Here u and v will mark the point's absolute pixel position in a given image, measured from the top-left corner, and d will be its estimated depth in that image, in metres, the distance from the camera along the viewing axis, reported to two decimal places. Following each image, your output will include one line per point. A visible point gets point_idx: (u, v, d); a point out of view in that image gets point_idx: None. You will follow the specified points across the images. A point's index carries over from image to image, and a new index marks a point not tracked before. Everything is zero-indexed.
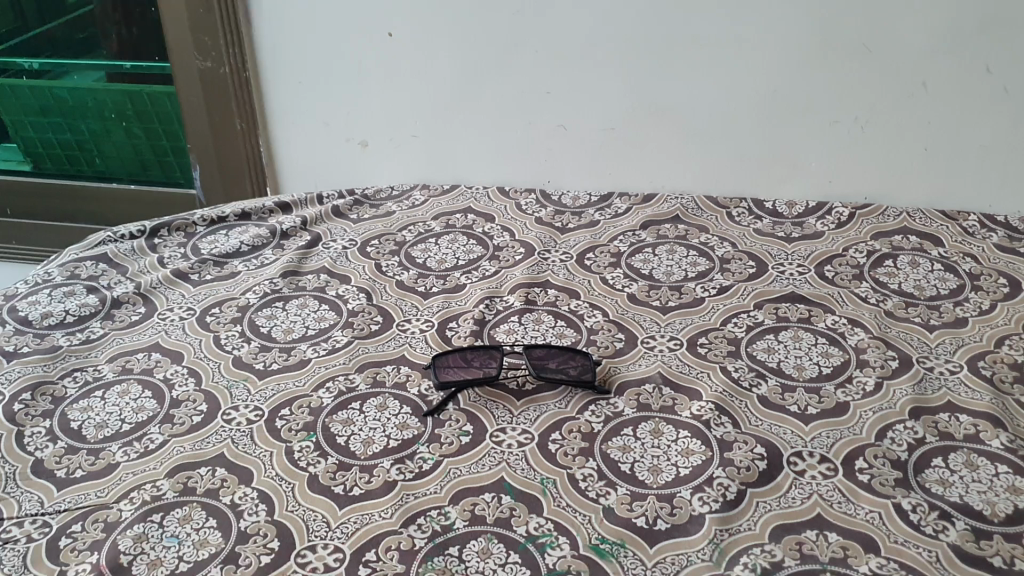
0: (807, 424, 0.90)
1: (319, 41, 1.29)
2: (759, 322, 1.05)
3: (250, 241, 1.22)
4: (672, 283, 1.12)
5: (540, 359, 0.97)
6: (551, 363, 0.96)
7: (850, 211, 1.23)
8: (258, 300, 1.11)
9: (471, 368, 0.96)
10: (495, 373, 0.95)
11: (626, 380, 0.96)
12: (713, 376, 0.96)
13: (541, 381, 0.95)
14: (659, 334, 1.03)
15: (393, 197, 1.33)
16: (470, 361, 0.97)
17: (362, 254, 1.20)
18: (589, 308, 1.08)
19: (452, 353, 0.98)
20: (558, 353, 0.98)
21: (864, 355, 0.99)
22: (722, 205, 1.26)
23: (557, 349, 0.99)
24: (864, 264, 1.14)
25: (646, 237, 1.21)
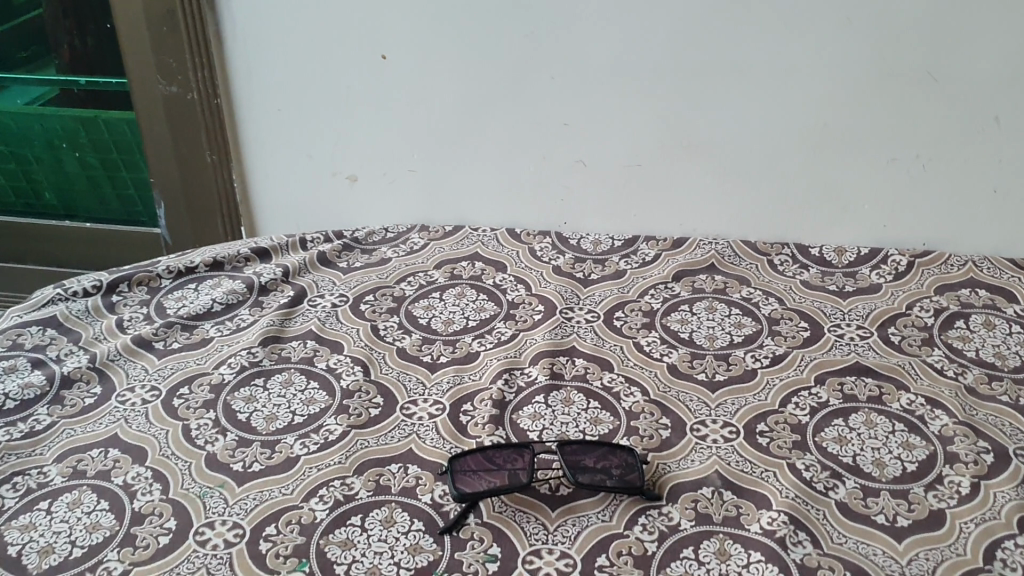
0: (900, 542, 0.75)
1: (301, 64, 1.12)
2: (823, 402, 0.90)
3: (223, 298, 1.05)
4: (718, 350, 0.97)
5: (575, 457, 0.82)
6: (587, 462, 0.82)
7: (909, 259, 1.09)
8: (234, 377, 0.94)
9: (496, 474, 0.80)
10: (527, 481, 0.80)
11: (679, 482, 0.82)
12: (780, 476, 0.82)
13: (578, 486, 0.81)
14: (711, 420, 0.88)
15: (387, 240, 1.17)
16: (496, 464, 0.81)
17: (354, 314, 1.03)
18: (625, 384, 0.92)
19: (473, 453, 0.82)
20: (599, 451, 0.83)
21: (951, 447, 0.85)
22: (761, 252, 1.12)
23: (595, 443, 0.84)
24: (933, 325, 1.00)
25: (680, 291, 1.06)
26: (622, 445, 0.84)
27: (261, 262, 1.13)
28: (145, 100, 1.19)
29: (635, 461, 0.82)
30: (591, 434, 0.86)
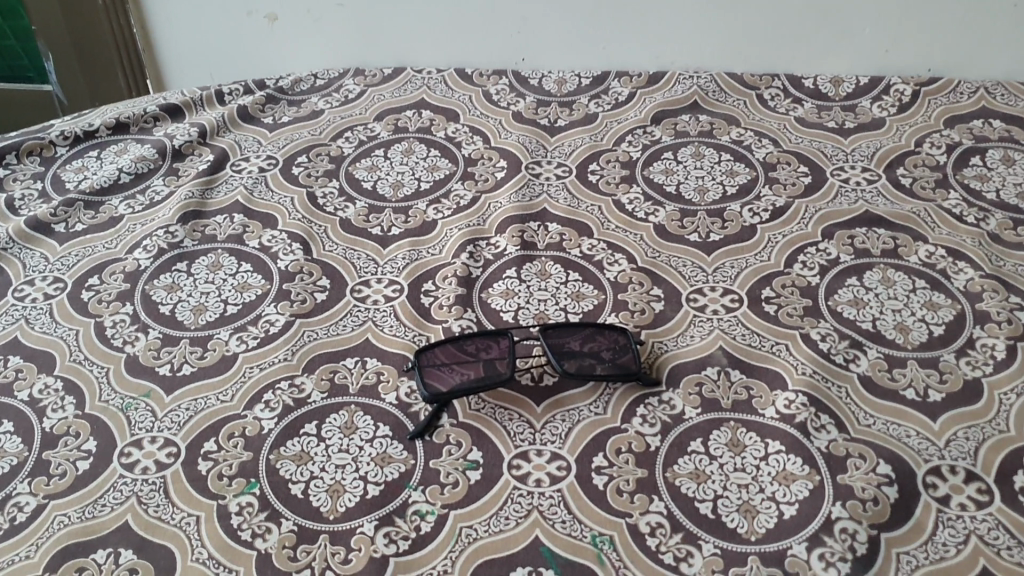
0: (934, 420, 0.67)
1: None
2: (834, 260, 0.79)
3: (132, 167, 0.90)
4: (710, 206, 0.85)
5: (559, 342, 0.71)
6: (573, 347, 0.71)
7: (914, 88, 0.97)
8: (153, 262, 0.80)
9: (472, 367, 0.69)
10: (508, 373, 0.68)
11: (679, 364, 0.71)
12: (794, 349, 0.72)
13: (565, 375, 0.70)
14: (708, 288, 0.78)
15: (317, 89, 1.01)
16: (471, 357, 0.70)
17: (287, 180, 0.89)
18: (608, 251, 0.81)
19: (444, 346, 0.71)
20: (588, 335, 0.72)
21: (980, 305, 0.75)
22: (748, 85, 0.99)
23: (579, 325, 0.73)
24: (946, 164, 0.89)
25: (661, 136, 0.94)
26: (613, 326, 0.73)
27: (173, 121, 0.97)
28: None
29: (629, 343, 0.72)
30: (574, 312, 0.76)
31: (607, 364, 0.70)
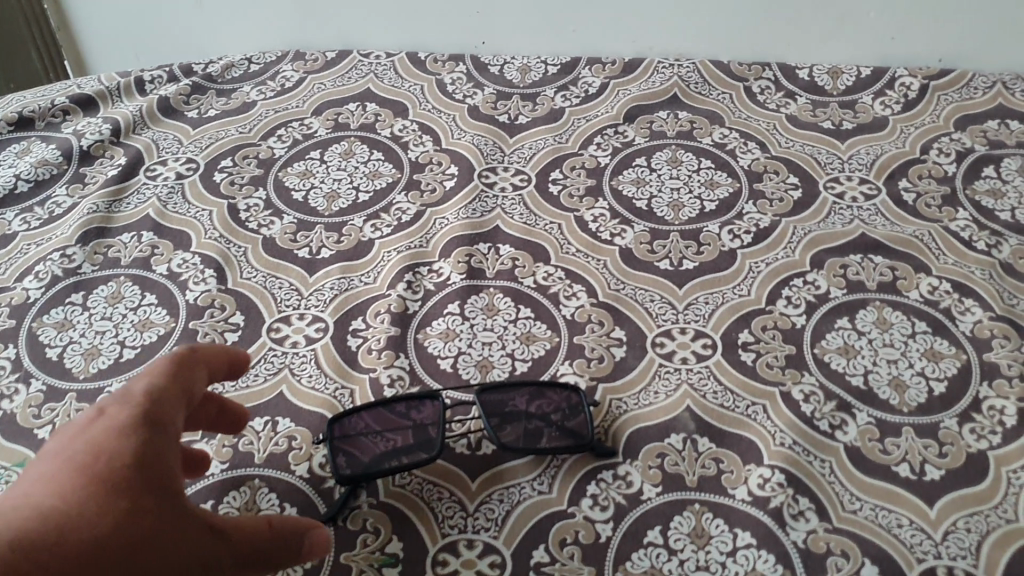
0: (931, 506, 0.57)
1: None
2: (823, 296, 0.69)
3: (32, 173, 0.79)
4: (685, 225, 0.75)
5: (498, 404, 0.62)
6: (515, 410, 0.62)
7: (921, 81, 0.86)
8: (44, 292, 0.70)
9: (396, 440, 0.60)
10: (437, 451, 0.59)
11: (638, 428, 0.62)
12: (772, 412, 0.62)
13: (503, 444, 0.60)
14: (678, 330, 0.68)
15: (252, 75, 0.90)
16: (395, 427, 0.61)
17: (208, 190, 0.78)
18: (566, 281, 0.71)
19: (364, 409, 0.62)
20: (533, 395, 0.63)
21: (988, 355, 0.65)
22: (735, 75, 0.89)
23: (519, 382, 0.64)
24: (955, 175, 0.78)
25: (635, 138, 0.83)
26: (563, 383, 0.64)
27: (85, 114, 0.86)
28: None
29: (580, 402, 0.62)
30: (522, 359, 0.66)
31: (554, 433, 0.61)
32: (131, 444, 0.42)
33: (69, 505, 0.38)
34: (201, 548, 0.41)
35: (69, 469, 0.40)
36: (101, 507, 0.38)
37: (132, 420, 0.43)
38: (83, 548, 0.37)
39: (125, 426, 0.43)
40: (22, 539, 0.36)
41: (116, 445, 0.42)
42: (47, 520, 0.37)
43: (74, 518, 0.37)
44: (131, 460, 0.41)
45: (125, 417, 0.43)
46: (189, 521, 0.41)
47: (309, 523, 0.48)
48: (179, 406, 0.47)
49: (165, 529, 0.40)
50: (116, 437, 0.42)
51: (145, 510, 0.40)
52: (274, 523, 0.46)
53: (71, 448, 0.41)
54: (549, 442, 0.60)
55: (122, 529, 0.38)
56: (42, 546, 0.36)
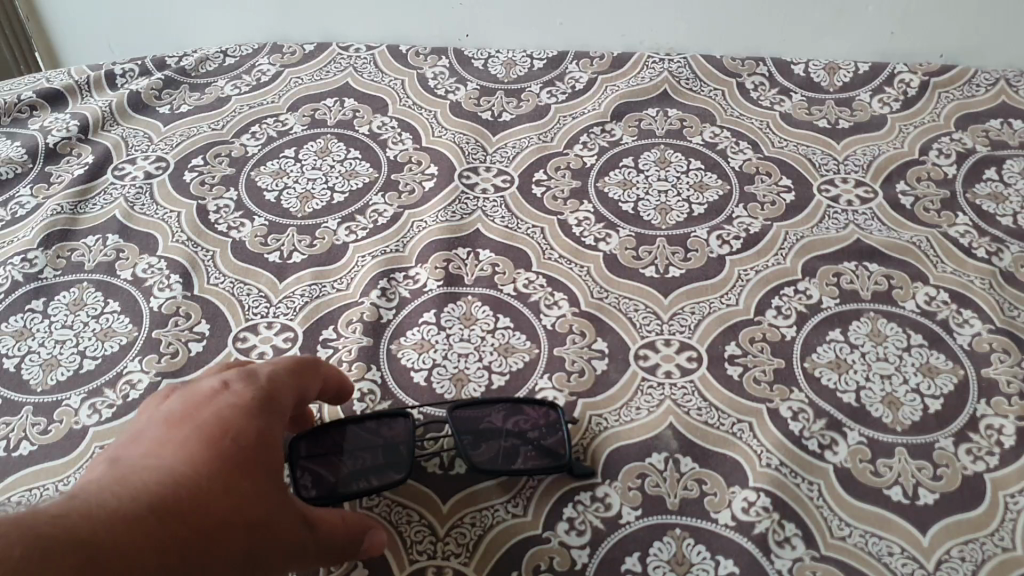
0: (925, 533, 0.54)
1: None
2: (815, 306, 0.66)
3: None
4: (672, 230, 0.72)
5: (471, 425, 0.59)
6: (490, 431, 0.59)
7: (921, 78, 0.83)
8: (4, 299, 0.67)
9: (364, 461, 0.57)
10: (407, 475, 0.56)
11: (618, 447, 0.59)
12: (759, 431, 0.59)
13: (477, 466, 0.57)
14: (662, 342, 0.65)
15: (227, 69, 0.87)
16: (365, 446, 0.58)
17: (178, 190, 0.75)
18: (547, 289, 0.68)
19: (331, 425, 0.58)
20: (511, 412, 0.60)
21: (987, 370, 0.62)
22: (728, 71, 0.86)
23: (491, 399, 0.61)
24: (955, 177, 0.75)
25: (623, 136, 0.80)
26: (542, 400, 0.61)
27: (53, 109, 0.83)
28: None
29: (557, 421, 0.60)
30: (499, 372, 0.63)
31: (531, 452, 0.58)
32: (253, 428, 0.47)
33: (199, 472, 0.43)
34: (297, 531, 0.46)
35: (197, 442, 0.44)
36: (227, 480, 0.43)
37: (253, 405, 0.48)
38: (210, 516, 0.41)
39: (245, 408, 0.48)
40: (161, 499, 0.40)
41: (237, 426, 0.46)
42: (180, 484, 0.41)
43: (204, 485, 0.42)
44: (255, 441, 0.46)
45: (246, 401, 0.48)
46: (292, 505, 0.46)
47: (368, 531, 0.51)
48: (291, 399, 0.52)
49: (275, 509, 0.45)
50: (244, 416, 0.47)
51: (263, 490, 0.44)
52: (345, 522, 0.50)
53: (197, 425, 0.46)
54: (526, 462, 0.57)
55: (243, 503, 0.43)
56: (177, 509, 0.40)
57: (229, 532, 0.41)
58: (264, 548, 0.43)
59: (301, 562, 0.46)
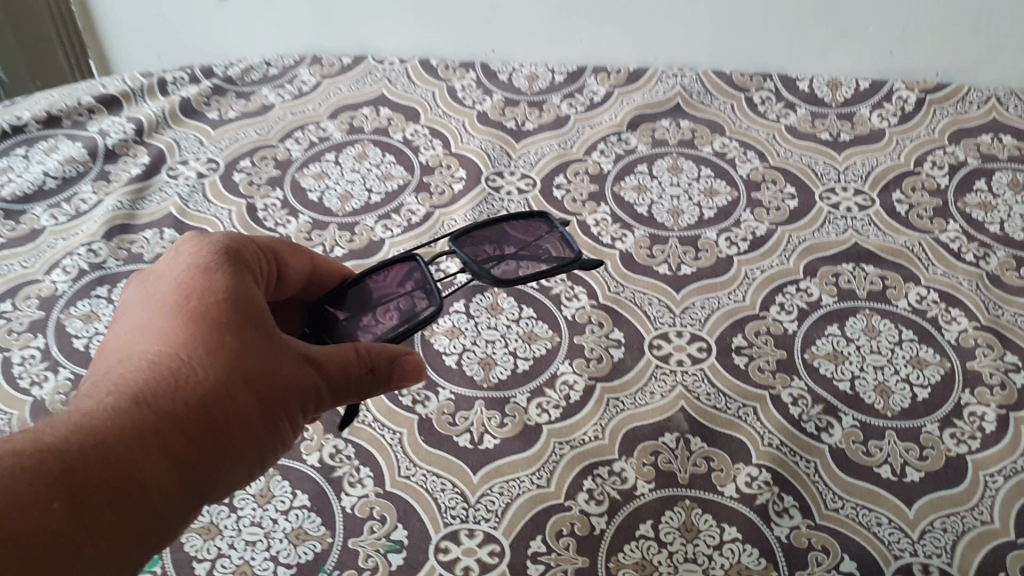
0: (910, 506, 0.60)
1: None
2: (814, 303, 0.72)
3: (59, 170, 0.83)
4: (683, 232, 0.78)
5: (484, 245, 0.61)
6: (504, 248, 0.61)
7: (918, 95, 0.89)
8: (72, 286, 0.73)
9: (388, 310, 0.56)
10: (436, 303, 0.55)
11: (633, 427, 0.65)
12: (762, 414, 0.65)
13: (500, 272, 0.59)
14: (674, 333, 0.70)
15: (270, 79, 0.93)
16: (378, 302, 0.57)
17: (227, 189, 0.82)
18: (567, 283, 0.74)
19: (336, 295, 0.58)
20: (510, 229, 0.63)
21: (971, 363, 0.68)
22: (738, 86, 0.92)
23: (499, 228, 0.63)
24: (948, 187, 0.81)
25: (638, 145, 0.86)
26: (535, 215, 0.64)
27: (110, 113, 0.89)
28: None
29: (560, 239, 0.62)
30: (523, 357, 0.69)
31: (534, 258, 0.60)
32: (222, 280, 0.47)
33: (172, 351, 0.44)
34: (304, 369, 0.47)
35: (168, 315, 0.46)
36: (203, 347, 0.45)
37: (211, 262, 0.48)
38: (193, 387, 0.43)
39: (204, 267, 0.48)
40: (135, 389, 0.42)
41: (204, 283, 0.47)
42: (155, 367, 0.43)
43: (178, 362, 0.44)
44: (222, 293, 0.47)
45: (209, 256, 0.49)
46: (287, 347, 0.47)
47: (401, 353, 0.51)
48: (257, 253, 0.52)
49: (267, 357, 0.46)
50: (205, 275, 0.47)
51: (246, 341, 0.46)
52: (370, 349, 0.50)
53: (163, 291, 0.47)
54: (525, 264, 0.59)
55: (226, 362, 0.44)
56: (154, 393, 0.42)
57: (218, 398, 0.43)
58: (265, 397, 0.45)
59: (324, 399, 0.48)
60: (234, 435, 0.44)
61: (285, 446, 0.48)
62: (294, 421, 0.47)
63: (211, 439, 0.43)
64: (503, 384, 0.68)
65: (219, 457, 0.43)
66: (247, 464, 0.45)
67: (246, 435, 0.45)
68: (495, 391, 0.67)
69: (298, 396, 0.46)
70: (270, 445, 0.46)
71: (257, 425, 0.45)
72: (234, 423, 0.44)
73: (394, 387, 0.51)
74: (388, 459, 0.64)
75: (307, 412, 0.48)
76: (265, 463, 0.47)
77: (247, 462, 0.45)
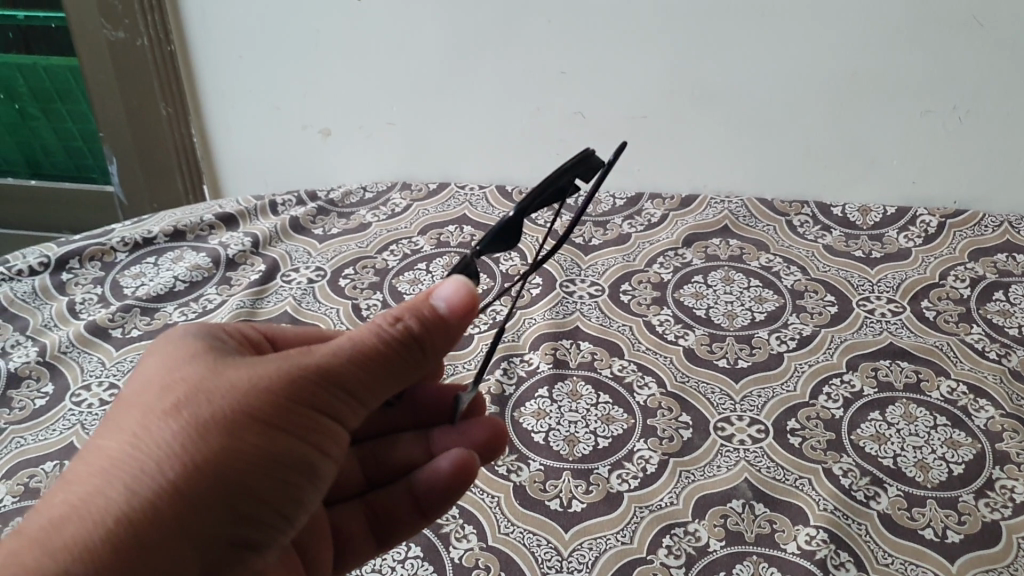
0: (953, 561, 0.67)
1: (278, 4, 1.01)
2: (858, 393, 0.82)
3: (187, 275, 0.95)
4: (738, 331, 0.89)
5: None
6: None
7: (939, 220, 1.01)
8: None
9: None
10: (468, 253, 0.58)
11: (704, 495, 0.73)
12: (817, 485, 0.74)
13: None
14: (736, 417, 0.80)
15: (366, 202, 1.08)
16: None
17: (334, 292, 0.93)
18: (638, 373, 0.84)
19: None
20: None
21: (1000, 445, 0.77)
22: (779, 211, 1.05)
23: None
24: (970, 298, 0.92)
25: (692, 259, 0.98)
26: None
27: (228, 229, 1.03)
28: (90, 49, 1.08)
29: None
30: (603, 435, 0.78)
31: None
32: (146, 362, 0.49)
33: (95, 435, 0.45)
34: (251, 372, 0.47)
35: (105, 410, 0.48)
36: (144, 399, 0.46)
37: (160, 343, 0.50)
38: (105, 454, 0.43)
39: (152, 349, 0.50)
40: (50, 494, 0.43)
41: (137, 371, 0.49)
42: (74, 460, 0.45)
43: (97, 441, 0.45)
44: (161, 359, 0.48)
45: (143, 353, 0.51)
46: (227, 366, 0.47)
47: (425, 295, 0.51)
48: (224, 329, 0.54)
49: (195, 380, 0.46)
50: (152, 355, 0.49)
51: (178, 376, 0.46)
52: (380, 315, 0.50)
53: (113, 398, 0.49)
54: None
55: (142, 412, 0.45)
56: (66, 484, 0.43)
57: (138, 445, 0.44)
58: (202, 412, 0.44)
59: (302, 382, 0.47)
60: (177, 459, 0.43)
61: (299, 450, 0.46)
62: (267, 416, 0.45)
63: (139, 483, 0.42)
64: (586, 458, 0.76)
65: (161, 492, 0.42)
66: (220, 480, 0.44)
67: (198, 452, 0.43)
68: (580, 463, 0.76)
69: (249, 392, 0.45)
70: (248, 452, 0.44)
71: (207, 440, 0.44)
72: (168, 451, 0.43)
73: (446, 325, 0.51)
74: (490, 519, 0.72)
75: (287, 401, 0.46)
76: (269, 473, 0.45)
77: (222, 477, 0.44)
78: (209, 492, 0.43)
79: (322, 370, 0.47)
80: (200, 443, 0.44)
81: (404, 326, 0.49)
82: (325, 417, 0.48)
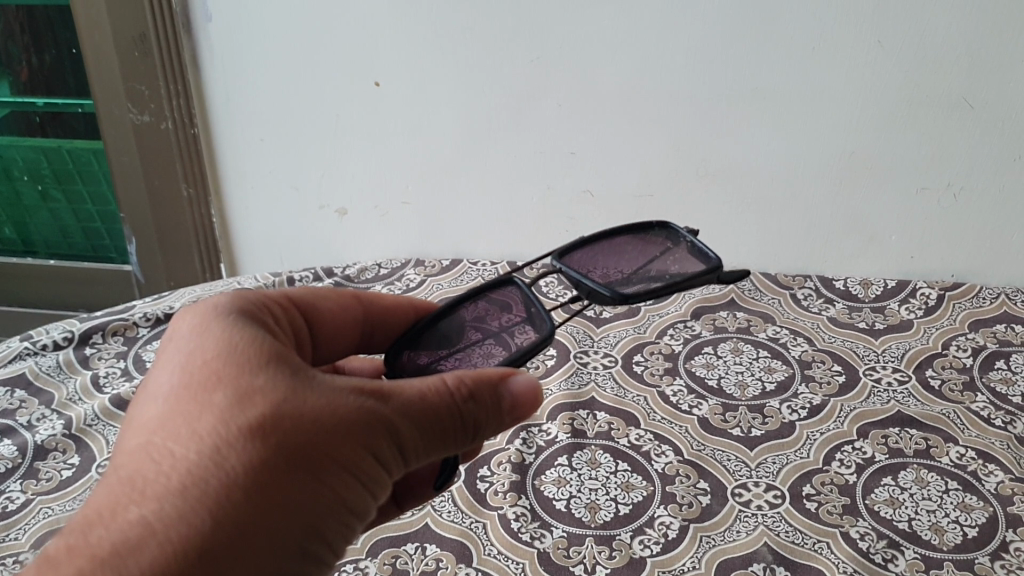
0: None
1: (302, 89, 1.07)
2: (869, 459, 0.84)
3: None
4: (751, 401, 0.91)
5: (615, 253, 0.72)
6: (626, 257, 0.71)
7: (939, 292, 1.05)
8: None
9: (489, 355, 0.59)
10: (548, 330, 0.58)
11: (725, 559, 0.74)
12: (835, 547, 0.74)
13: (627, 270, 0.69)
14: (753, 482, 0.82)
15: (381, 278, 1.11)
16: (475, 333, 0.61)
17: None
18: (655, 442, 0.86)
19: (419, 324, 0.62)
20: (618, 238, 0.74)
21: (1013, 507, 0.78)
22: (783, 285, 1.09)
23: (626, 241, 0.73)
24: (973, 367, 0.95)
25: (701, 331, 1.02)
26: (651, 225, 0.76)
27: None
28: (113, 131, 1.12)
29: (687, 245, 0.73)
30: (623, 502, 0.79)
31: (656, 268, 0.70)
32: (207, 349, 0.48)
33: (158, 437, 0.44)
34: (337, 398, 0.46)
35: (160, 396, 0.46)
36: (217, 404, 0.44)
37: (218, 334, 0.49)
38: (181, 471, 0.42)
39: (208, 339, 0.48)
40: (110, 502, 0.41)
41: (194, 353, 0.48)
42: (137, 462, 0.43)
43: (166, 448, 0.43)
44: (227, 359, 0.47)
45: (193, 332, 0.49)
46: (307, 381, 0.47)
47: (502, 374, 0.52)
48: (269, 319, 0.53)
49: (277, 395, 0.45)
50: (212, 348, 0.48)
51: (253, 388, 0.45)
52: (461, 377, 0.50)
53: (155, 376, 0.48)
54: (639, 277, 0.68)
55: (220, 423, 0.44)
56: (134, 494, 0.42)
57: (219, 466, 0.42)
58: (289, 441, 0.44)
59: (381, 428, 0.47)
60: (262, 495, 0.42)
61: (362, 495, 0.47)
62: (351, 457, 0.46)
63: (221, 519, 0.41)
64: (607, 525, 0.77)
65: (246, 527, 0.42)
66: (298, 519, 0.44)
67: (282, 487, 0.43)
68: (602, 530, 0.77)
69: (336, 425, 0.45)
70: (326, 493, 0.45)
71: (290, 476, 0.44)
72: (256, 481, 0.42)
73: (508, 414, 0.52)
74: None
75: (368, 443, 0.46)
76: (334, 517, 0.46)
77: (301, 515, 0.44)
78: (287, 533, 0.43)
79: (402, 418, 0.48)
80: (287, 478, 0.43)
81: (483, 401, 0.50)
82: (390, 462, 0.48)
